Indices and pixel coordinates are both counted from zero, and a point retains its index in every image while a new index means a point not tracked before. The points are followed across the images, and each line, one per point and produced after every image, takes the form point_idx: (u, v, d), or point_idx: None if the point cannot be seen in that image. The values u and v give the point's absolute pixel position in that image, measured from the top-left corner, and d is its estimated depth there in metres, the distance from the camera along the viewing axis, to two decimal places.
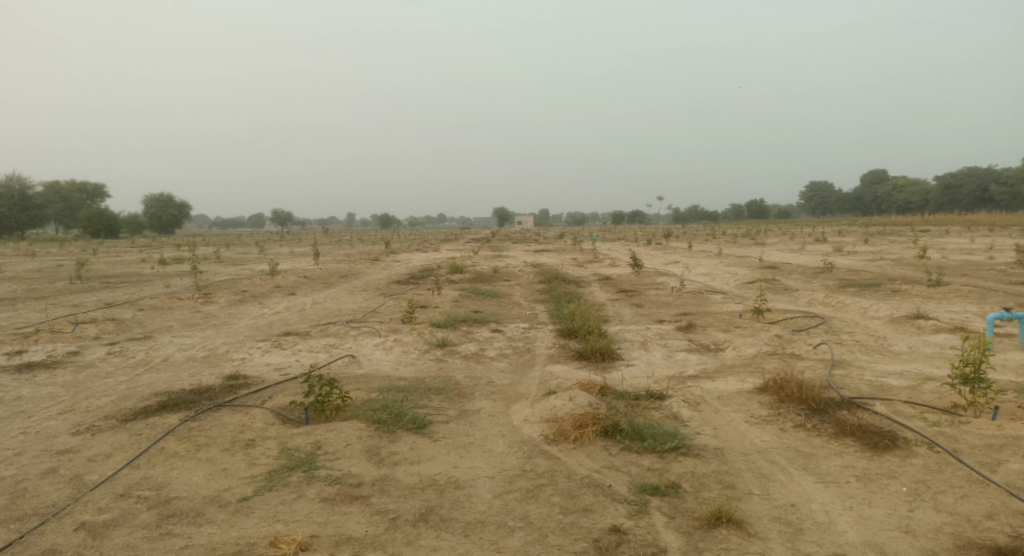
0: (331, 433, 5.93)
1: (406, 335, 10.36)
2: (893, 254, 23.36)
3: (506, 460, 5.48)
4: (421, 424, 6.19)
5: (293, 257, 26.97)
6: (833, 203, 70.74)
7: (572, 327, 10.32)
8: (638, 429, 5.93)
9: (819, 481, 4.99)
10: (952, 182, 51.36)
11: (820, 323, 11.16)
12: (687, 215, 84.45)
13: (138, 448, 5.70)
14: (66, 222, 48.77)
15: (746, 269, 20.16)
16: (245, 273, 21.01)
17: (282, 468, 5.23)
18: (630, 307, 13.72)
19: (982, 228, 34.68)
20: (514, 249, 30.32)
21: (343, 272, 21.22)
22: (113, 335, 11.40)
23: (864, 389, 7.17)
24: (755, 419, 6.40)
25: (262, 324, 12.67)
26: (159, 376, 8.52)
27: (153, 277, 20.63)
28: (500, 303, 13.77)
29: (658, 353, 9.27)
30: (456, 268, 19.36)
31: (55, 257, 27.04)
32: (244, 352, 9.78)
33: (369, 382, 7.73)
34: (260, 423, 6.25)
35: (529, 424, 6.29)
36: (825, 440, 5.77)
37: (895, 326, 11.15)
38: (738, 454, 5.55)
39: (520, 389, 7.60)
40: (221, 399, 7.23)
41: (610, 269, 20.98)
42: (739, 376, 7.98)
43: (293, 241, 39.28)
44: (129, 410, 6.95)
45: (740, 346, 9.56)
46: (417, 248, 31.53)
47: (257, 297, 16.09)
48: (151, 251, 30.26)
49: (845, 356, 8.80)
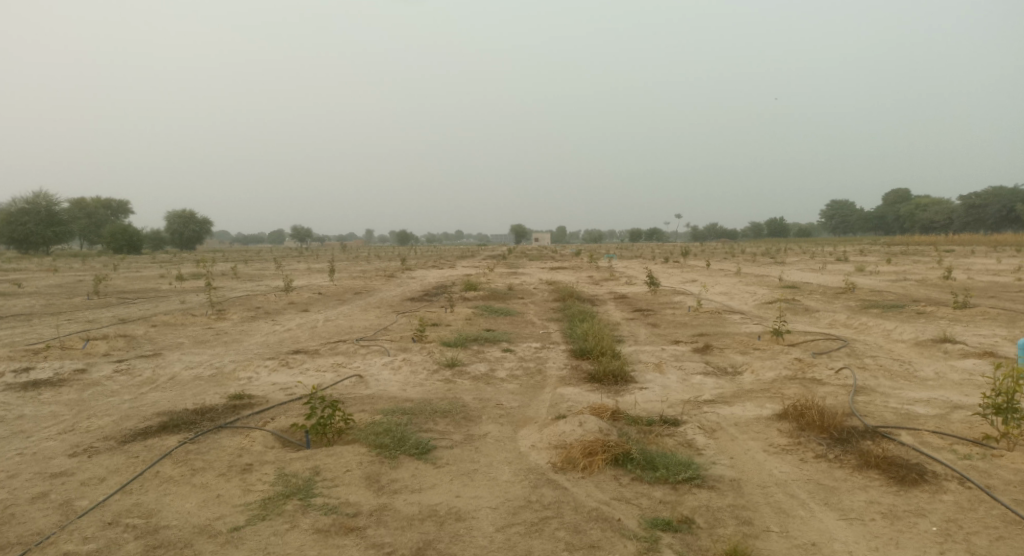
0: (331, 458, 5.74)
1: (415, 354, 10.16)
2: (917, 274, 22.81)
3: (511, 489, 5.24)
4: (424, 449, 5.97)
5: (309, 274, 26.99)
6: (855, 222, 69.85)
7: (585, 347, 10.05)
8: (650, 458, 5.66)
9: (842, 518, 4.69)
10: (977, 202, 50.46)
11: (841, 346, 10.79)
12: (705, 233, 83.81)
13: (133, 472, 5.55)
14: (90, 237, 49.51)
15: (765, 289, 19.78)
16: (260, 289, 20.99)
17: (278, 495, 5.04)
18: (646, 327, 13.41)
19: (1009, 247, 33.95)
20: (530, 266, 30.14)
21: (358, 289, 21.13)
22: (123, 352, 11.32)
23: (889, 417, 6.83)
24: (774, 448, 6.11)
25: (273, 341, 12.54)
26: (164, 395, 8.40)
27: (169, 293, 20.68)
28: (513, 322, 13.56)
29: (673, 376, 8.98)
30: (471, 286, 19.18)
31: (77, 272, 27.33)
32: (251, 371, 9.64)
33: (374, 404, 7.52)
34: (259, 447, 6.07)
35: (536, 451, 6.05)
36: (848, 472, 5.46)
37: (921, 350, 10.76)
38: (756, 487, 5.26)
39: (529, 412, 7.35)
40: (222, 420, 7.07)
41: (626, 288, 20.68)
42: (757, 402, 7.67)
43: (311, 257, 39.37)
44: (130, 431, 6.82)
45: (758, 370, 9.24)
46: (433, 265, 31.38)
47: (270, 314, 16.01)
48: (170, 267, 30.51)
49: (868, 382, 8.45)
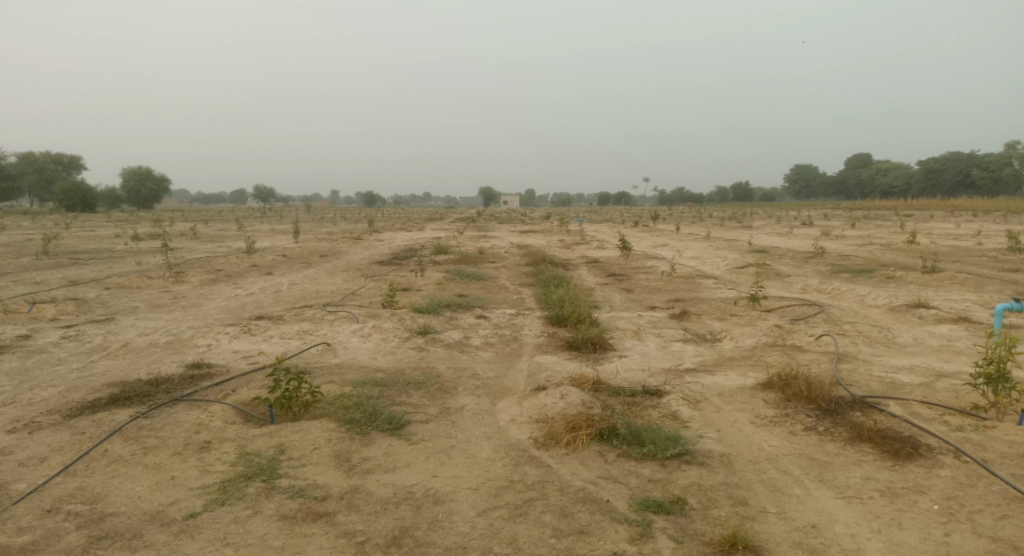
0: (297, 435, 5.34)
1: (385, 320, 9.73)
2: (882, 239, 22.98)
3: (492, 468, 4.93)
4: (398, 424, 5.61)
5: (272, 235, 26.09)
6: (818, 187, 70.62)
7: (561, 314, 9.73)
8: (636, 432, 5.40)
9: (840, 497, 4.51)
10: (936, 167, 51.27)
11: (818, 312, 10.67)
12: (672, 197, 83.90)
13: (78, 450, 5.08)
14: (41, 195, 47.29)
15: (736, 253, 19.69)
16: (220, 251, 20.14)
17: (239, 477, 4.65)
18: (620, 293, 13.15)
19: (966, 212, 34.58)
20: (501, 229, 29.71)
21: (324, 251, 20.46)
22: (72, 317, 10.63)
23: (875, 387, 6.68)
24: (761, 420, 5.90)
25: (234, 306, 11.96)
26: (115, 364, 7.85)
27: (125, 254, 19.70)
28: (485, 286, 13.17)
29: (652, 343, 8.73)
30: (441, 249, 18.69)
31: (26, 231, 25.92)
32: (210, 338, 9.11)
33: (343, 375, 7.11)
34: (219, 422, 5.63)
35: (516, 425, 5.73)
36: (840, 446, 5.27)
37: (896, 315, 10.71)
38: (748, 463, 5.03)
39: (506, 383, 7.03)
40: (178, 392, 6.58)
41: (598, 252, 20.38)
42: (740, 370, 7.47)
43: (274, 218, 37.91)
44: (76, 404, 6.29)
45: (738, 336, 9.06)
46: (402, 228, 30.66)
47: (232, 277, 15.31)
48: (126, 226, 29.11)
49: (849, 349, 8.31)
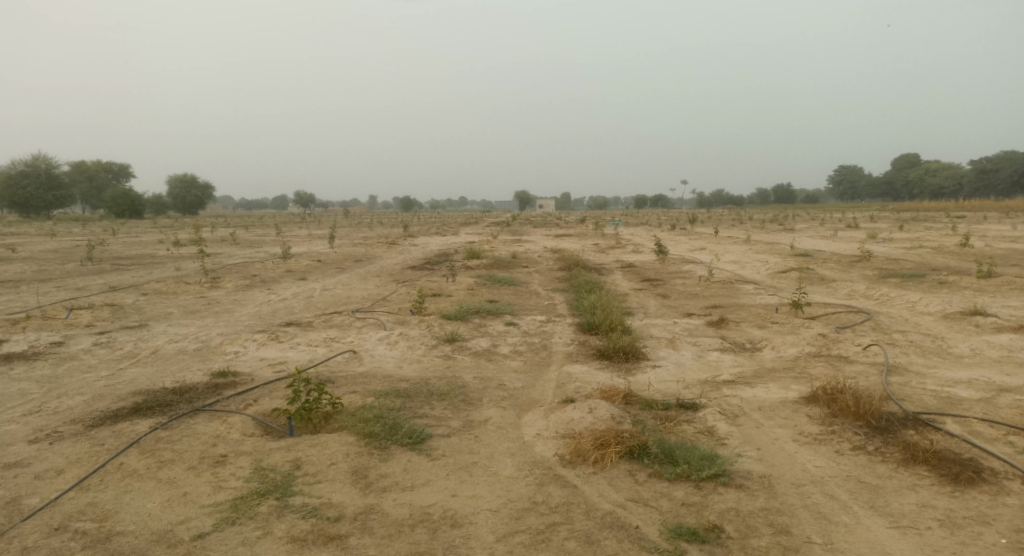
0: (315, 449, 5.17)
1: (413, 328, 9.55)
2: (932, 242, 22.01)
3: (514, 487, 4.69)
4: (418, 438, 5.39)
5: (309, 240, 26.30)
6: (863, 188, 68.59)
7: (593, 321, 9.42)
8: (669, 450, 5.08)
9: (893, 527, 4.12)
10: (988, 166, 49.27)
11: (865, 320, 10.12)
12: (711, 200, 82.52)
13: (93, 462, 5.01)
14: (91, 201, 48.68)
15: (777, 257, 19.06)
16: (257, 256, 20.31)
17: (251, 495, 4.50)
18: (655, 299, 12.76)
19: (1022, 213, 33.03)
20: (535, 233, 29.46)
21: (358, 256, 20.45)
22: (106, 324, 10.72)
23: (930, 402, 6.21)
24: (805, 438, 5.51)
25: (265, 312, 11.93)
26: (142, 372, 7.82)
27: (165, 259, 20.00)
28: (517, 292, 12.92)
29: (688, 353, 8.35)
30: (474, 254, 18.52)
31: (74, 237, 26.59)
32: (238, 345, 9.06)
33: (366, 385, 6.93)
34: (237, 435, 5.50)
35: (542, 441, 5.46)
36: (892, 468, 4.86)
37: (950, 323, 10.10)
38: (790, 486, 4.67)
39: (534, 394, 6.76)
40: (200, 402, 6.49)
41: (634, 256, 19.95)
42: (781, 382, 7.06)
43: (312, 224, 38.29)
44: (99, 414, 6.23)
45: (779, 346, 8.62)
46: (437, 232, 30.60)
47: (266, 283, 15.35)
48: (169, 232, 29.68)
49: (900, 361, 7.80)
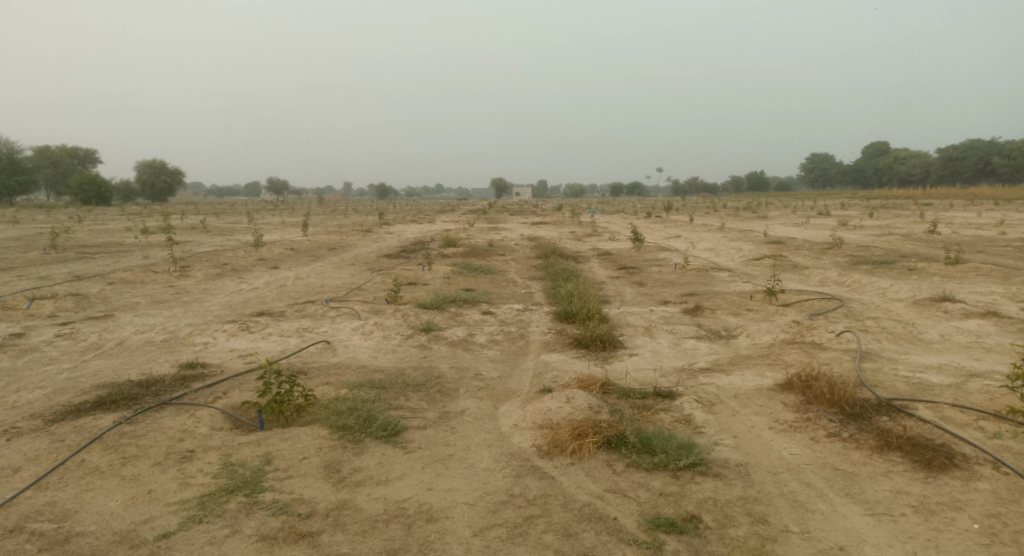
0: (286, 443, 5.05)
1: (388, 317, 9.41)
2: (902, 229, 22.34)
3: (491, 480, 4.62)
4: (393, 431, 5.29)
5: (282, 228, 25.90)
6: (834, 176, 69.51)
7: (570, 310, 9.36)
8: (646, 440, 5.05)
9: (869, 514, 4.14)
10: (955, 155, 50.19)
11: (838, 306, 10.21)
12: (686, 187, 83.03)
13: (53, 460, 4.83)
14: (56, 188, 47.38)
15: (751, 244, 19.19)
16: (228, 244, 19.92)
17: (220, 491, 4.37)
18: (631, 286, 12.75)
19: (987, 201, 33.69)
20: (511, 220, 29.36)
21: (332, 244, 20.15)
22: (70, 314, 10.40)
23: (903, 388, 6.26)
24: (780, 426, 5.52)
25: (237, 301, 11.68)
26: (107, 364, 7.59)
27: (133, 247, 19.52)
28: (492, 280, 12.82)
29: (664, 341, 8.34)
30: (450, 242, 18.36)
31: (38, 224, 25.82)
32: (207, 335, 8.84)
33: (340, 376, 6.79)
34: (205, 429, 5.35)
35: (519, 432, 5.39)
36: (867, 455, 4.89)
37: (920, 309, 10.24)
38: (767, 474, 4.67)
39: (510, 384, 6.69)
40: (168, 395, 6.30)
41: (610, 244, 19.96)
42: (757, 370, 7.08)
43: (286, 211, 37.73)
44: (60, 408, 6.02)
45: (754, 333, 8.64)
46: (413, 220, 30.33)
47: (237, 271, 15.06)
48: (137, 219, 28.97)
49: (873, 347, 7.86)
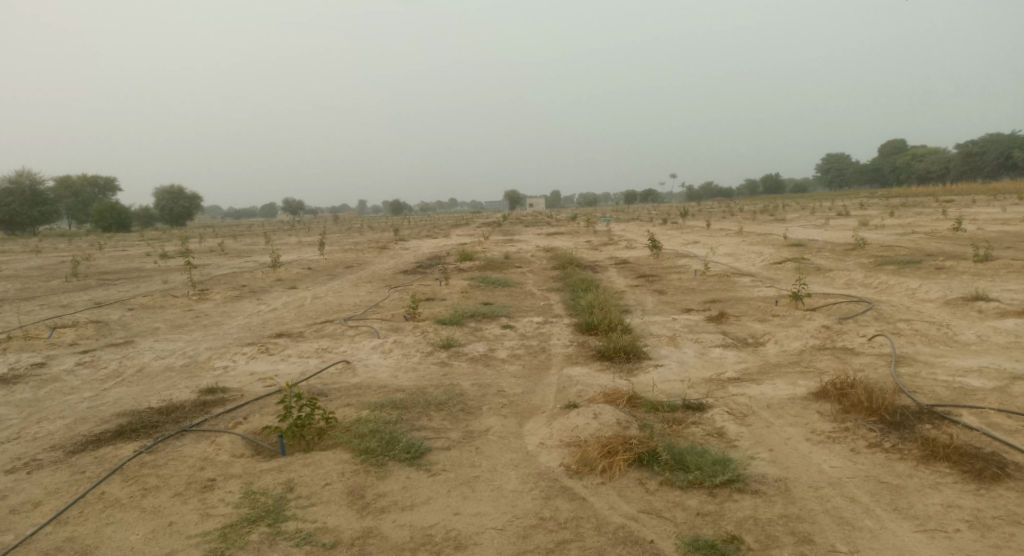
0: (308, 469, 4.93)
1: (407, 335, 9.30)
2: (925, 227, 21.91)
3: (519, 502, 4.47)
4: (417, 453, 5.15)
5: (299, 247, 25.99)
6: (850, 175, 68.72)
7: (591, 321, 9.19)
8: (679, 456, 4.86)
9: (921, 531, 3.97)
10: (974, 150, 49.37)
11: (867, 309, 9.94)
12: (700, 193, 82.54)
13: (74, 492, 4.75)
14: (78, 217, 48.10)
15: (772, 248, 18.88)
16: (246, 266, 19.96)
17: (241, 522, 4.26)
18: (652, 295, 12.54)
19: (1011, 196, 33.02)
20: (527, 232, 29.25)
21: (349, 262, 20.16)
22: (91, 342, 10.41)
23: (944, 393, 6.01)
24: (818, 436, 5.30)
25: (255, 323, 11.64)
26: (128, 392, 7.54)
27: (153, 272, 19.64)
28: (511, 294, 12.69)
29: (690, 350, 8.14)
30: (466, 256, 18.26)
31: (60, 253, 26.11)
32: (227, 359, 8.78)
33: (360, 397, 6.67)
34: (226, 456, 5.24)
35: (545, 450, 5.23)
36: (912, 466, 4.67)
37: (953, 310, 9.93)
38: (808, 489, 4.48)
39: (534, 400, 6.53)
40: (188, 422, 6.21)
41: (628, 253, 19.76)
42: (788, 378, 6.86)
43: (302, 231, 37.93)
44: (81, 438, 5.95)
45: (782, 339, 8.41)
46: (428, 235, 30.33)
47: (256, 293, 15.05)
48: (157, 245, 29.25)
49: (907, 351, 7.61)
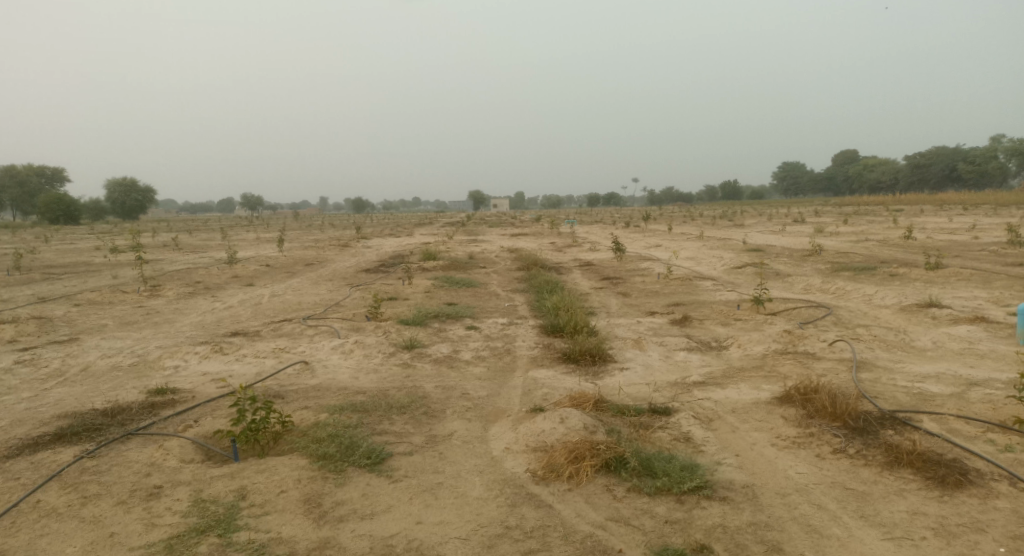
0: (263, 475, 4.71)
1: (368, 335, 9.06)
2: (878, 235, 22.48)
3: (485, 509, 4.34)
4: (377, 458, 4.96)
5: (257, 244, 25.34)
6: (806, 183, 70.39)
7: (556, 323, 9.09)
8: (646, 461, 4.79)
9: (888, 539, 3.99)
10: (922, 161, 51.00)
11: (826, 314, 10.07)
12: (661, 197, 83.55)
13: (6, 501, 4.44)
14: (24, 208, 46.14)
15: (732, 253, 19.10)
16: (201, 262, 19.36)
17: (189, 532, 4.04)
18: (616, 298, 12.53)
19: (957, 207, 34.18)
20: (490, 233, 29.12)
21: (309, 260, 19.71)
22: (32, 339, 9.87)
23: (904, 398, 6.08)
24: (783, 442, 5.29)
25: (210, 321, 11.22)
26: (70, 392, 7.14)
27: (102, 267, 18.86)
28: (475, 294, 12.52)
29: (655, 353, 8.10)
30: (429, 255, 18.00)
31: (2, 245, 24.92)
32: (179, 359, 8.42)
33: (319, 399, 6.44)
34: (174, 462, 4.97)
35: (511, 456, 5.10)
36: (877, 472, 4.69)
37: (908, 316, 10.13)
38: (775, 496, 4.45)
39: (499, 403, 6.39)
40: (134, 425, 5.89)
41: (592, 255, 19.76)
42: (753, 382, 6.86)
43: (260, 227, 37.06)
44: (16, 442, 5.59)
45: (746, 343, 8.44)
46: (391, 234, 29.93)
47: (210, 290, 14.55)
48: (107, 238, 28.18)
49: (867, 356, 7.71)
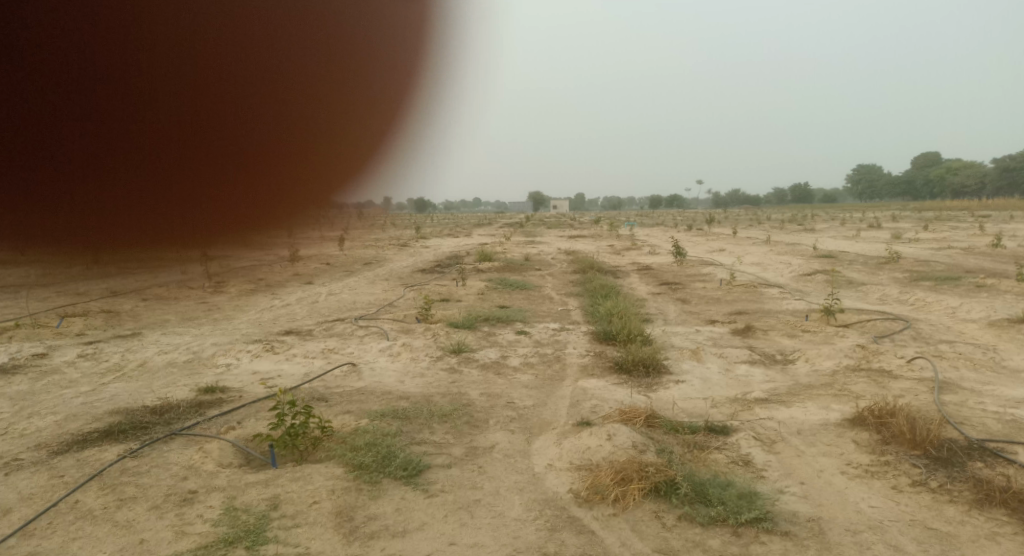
0: (298, 483, 4.59)
1: (417, 337, 8.93)
2: (962, 242, 21.02)
3: (523, 533, 4.08)
4: (415, 470, 4.77)
5: (320, 243, 25.80)
6: (882, 187, 67.18)
7: (610, 330, 8.73)
8: (700, 487, 4.42)
9: None
10: (1012, 164, 47.77)
11: (904, 328, 9.34)
12: (727, 200, 81.41)
13: (48, 500, 4.45)
14: None
15: (801, 259, 18.21)
16: (265, 260, 19.76)
17: (217, 543, 3.93)
18: (675, 304, 12.04)
19: None
20: (548, 234, 28.81)
21: (368, 259, 19.86)
22: (98, 333, 10.15)
23: (995, 425, 5.48)
24: (855, 470, 4.82)
25: (266, 319, 11.34)
26: (125, 388, 7.24)
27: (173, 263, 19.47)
28: (528, 297, 12.26)
29: (714, 366, 7.65)
30: (485, 256, 17.84)
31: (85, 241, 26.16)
32: (230, 357, 8.47)
33: (362, 404, 6.30)
34: (212, 465, 4.90)
35: (554, 473, 4.81)
36: (964, 512, 4.20)
37: (997, 332, 9.29)
38: (845, 534, 4.03)
39: (545, 414, 6.10)
40: (179, 424, 5.88)
41: (651, 258, 19.22)
42: (822, 401, 6.34)
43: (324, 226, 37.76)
44: (66, 438, 5.65)
45: (814, 358, 7.88)
46: (450, 234, 30.00)
47: (270, 287, 14.77)
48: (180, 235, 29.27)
49: (950, 376, 7.05)
